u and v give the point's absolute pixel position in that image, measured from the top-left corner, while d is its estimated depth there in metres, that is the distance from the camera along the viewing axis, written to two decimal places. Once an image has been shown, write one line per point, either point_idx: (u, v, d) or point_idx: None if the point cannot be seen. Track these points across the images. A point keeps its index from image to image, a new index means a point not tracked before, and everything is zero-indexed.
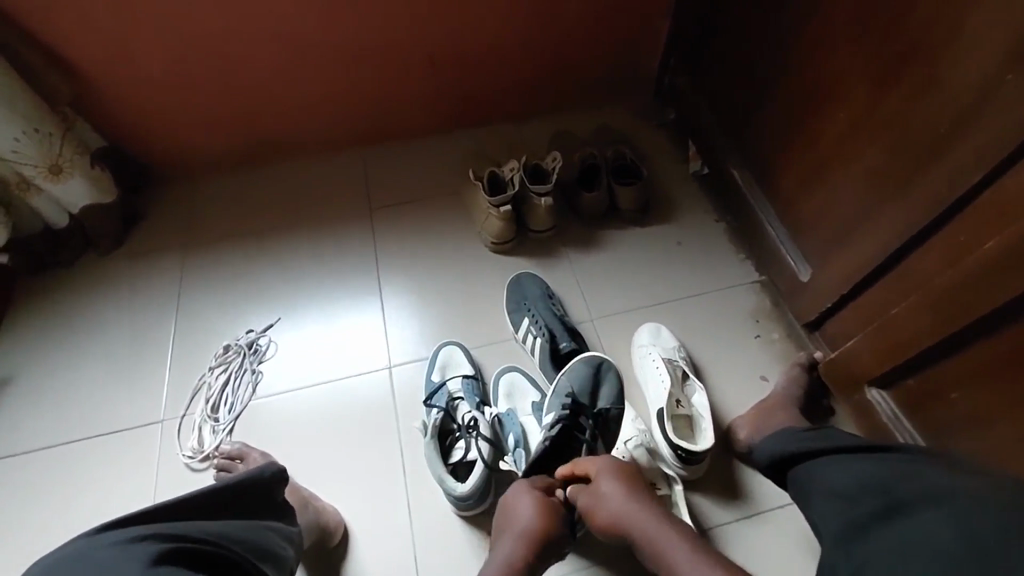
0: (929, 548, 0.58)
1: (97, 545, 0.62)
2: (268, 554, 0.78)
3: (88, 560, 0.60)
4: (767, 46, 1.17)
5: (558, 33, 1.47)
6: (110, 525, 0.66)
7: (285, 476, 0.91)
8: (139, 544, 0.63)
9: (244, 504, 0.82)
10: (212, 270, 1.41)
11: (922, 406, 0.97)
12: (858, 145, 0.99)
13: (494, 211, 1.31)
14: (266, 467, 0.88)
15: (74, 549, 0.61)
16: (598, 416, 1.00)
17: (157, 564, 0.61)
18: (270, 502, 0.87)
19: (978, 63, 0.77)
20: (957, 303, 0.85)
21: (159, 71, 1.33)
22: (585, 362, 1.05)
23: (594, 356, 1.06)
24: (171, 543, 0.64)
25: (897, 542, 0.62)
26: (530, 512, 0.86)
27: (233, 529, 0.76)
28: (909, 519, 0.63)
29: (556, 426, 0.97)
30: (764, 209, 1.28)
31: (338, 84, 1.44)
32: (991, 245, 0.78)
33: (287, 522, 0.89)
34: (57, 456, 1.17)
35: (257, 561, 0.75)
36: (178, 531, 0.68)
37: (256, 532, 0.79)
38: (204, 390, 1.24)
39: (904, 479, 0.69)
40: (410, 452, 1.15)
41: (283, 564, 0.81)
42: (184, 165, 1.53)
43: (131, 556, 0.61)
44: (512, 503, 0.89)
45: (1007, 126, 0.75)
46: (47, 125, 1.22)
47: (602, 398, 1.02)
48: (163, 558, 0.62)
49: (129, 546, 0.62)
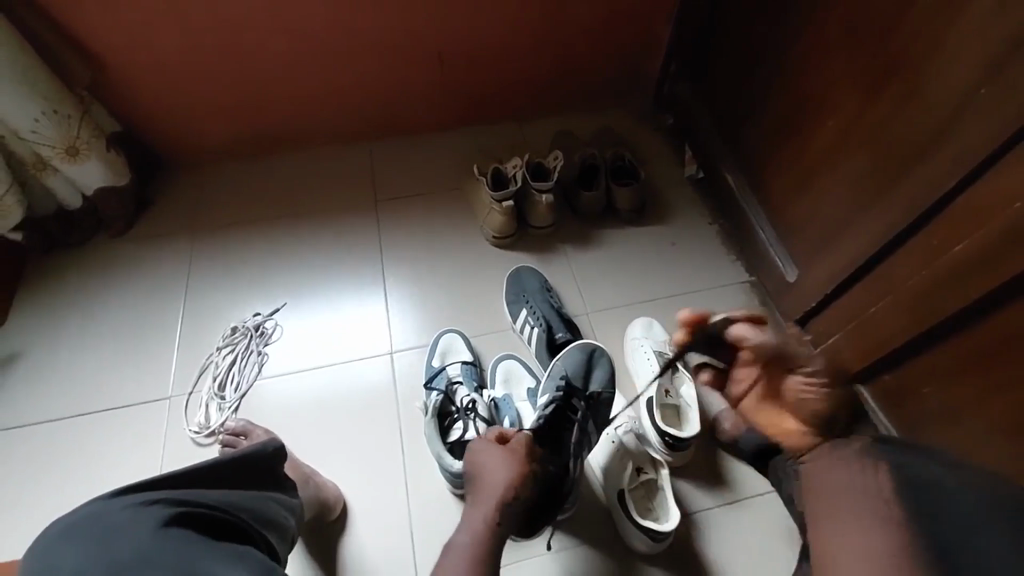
0: None
1: (113, 507, 0.66)
2: (272, 523, 0.82)
3: (103, 521, 0.64)
4: (763, 55, 1.23)
5: (564, 37, 1.52)
6: (125, 489, 0.70)
7: (285, 453, 0.94)
8: (149, 508, 0.67)
9: (250, 475, 0.86)
10: (220, 255, 1.45)
11: (898, 400, 1.03)
12: (845, 152, 1.05)
13: (497, 205, 1.36)
14: (267, 442, 0.90)
15: (90, 511, 0.66)
16: (590, 397, 1.05)
17: (168, 526, 0.65)
18: (272, 475, 0.90)
19: (956, 78, 0.83)
20: (931, 302, 0.90)
21: (177, 59, 1.37)
22: (579, 349, 1.12)
23: (587, 344, 1.13)
24: (179, 509, 0.68)
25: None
26: (496, 468, 0.88)
27: (238, 500, 0.79)
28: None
29: (550, 406, 1.00)
30: (755, 212, 1.33)
31: (349, 78, 1.48)
32: (962, 247, 0.84)
33: (289, 493, 0.92)
34: (67, 428, 1.21)
35: (261, 530, 0.79)
36: (188, 496, 0.71)
37: (261, 502, 0.82)
38: (211, 369, 1.28)
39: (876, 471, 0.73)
40: (409, 434, 1.19)
41: (286, 534, 0.85)
42: (195, 151, 1.57)
43: (142, 519, 0.65)
44: (479, 464, 0.90)
45: (979, 138, 0.81)
46: (66, 108, 1.26)
47: (594, 381, 1.08)
48: (173, 522, 0.66)
49: (140, 510, 0.66)
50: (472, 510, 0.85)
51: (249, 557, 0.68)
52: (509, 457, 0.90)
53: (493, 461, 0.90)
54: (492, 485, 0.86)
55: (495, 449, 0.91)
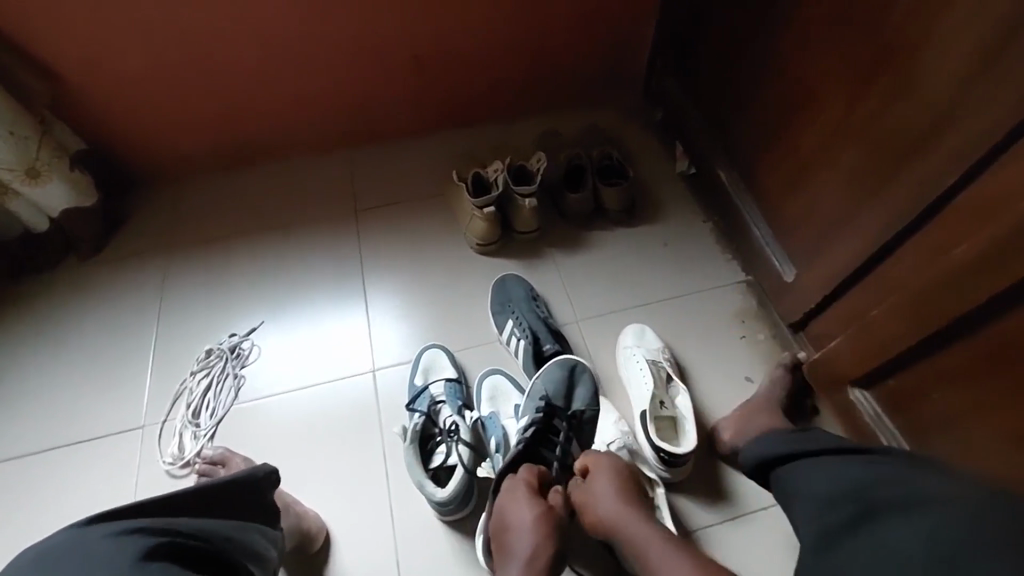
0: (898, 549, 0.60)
1: (86, 537, 0.62)
2: (255, 555, 0.77)
3: (75, 554, 0.59)
4: (750, 44, 1.16)
5: (543, 33, 1.45)
6: (97, 518, 0.65)
7: (272, 479, 0.88)
8: (131, 537, 0.62)
9: (236, 505, 0.80)
10: (194, 274, 1.39)
11: (904, 405, 0.97)
12: (839, 145, 0.99)
13: (478, 212, 1.30)
14: (259, 467, 0.86)
15: (64, 538, 0.62)
16: (577, 422, 1.01)
17: (146, 560, 0.60)
18: (258, 505, 0.83)
19: (956, 62, 0.76)
20: (936, 304, 0.84)
21: (138, 72, 1.31)
22: (559, 365, 1.07)
23: (567, 359, 1.08)
24: (162, 539, 0.64)
25: (869, 555, 0.62)
26: (527, 518, 0.83)
27: (223, 528, 0.74)
28: (879, 529, 0.63)
29: (531, 429, 0.97)
30: (750, 210, 1.27)
31: (321, 84, 1.42)
32: (968, 245, 0.78)
33: (272, 525, 0.85)
34: (36, 463, 1.16)
35: (244, 562, 0.74)
36: (169, 524, 0.67)
37: (244, 533, 0.76)
38: (186, 395, 1.22)
39: (881, 484, 0.68)
40: (393, 457, 1.14)
41: (268, 565, 0.80)
42: (166, 167, 1.51)
43: (123, 549, 0.60)
44: (507, 517, 0.85)
45: (983, 127, 0.74)
46: (24, 128, 1.20)
47: (576, 400, 1.03)
48: (151, 555, 0.61)
49: (121, 539, 0.62)
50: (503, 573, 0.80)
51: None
52: (546, 514, 0.84)
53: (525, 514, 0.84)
54: (527, 545, 0.81)
55: (530, 501, 0.85)
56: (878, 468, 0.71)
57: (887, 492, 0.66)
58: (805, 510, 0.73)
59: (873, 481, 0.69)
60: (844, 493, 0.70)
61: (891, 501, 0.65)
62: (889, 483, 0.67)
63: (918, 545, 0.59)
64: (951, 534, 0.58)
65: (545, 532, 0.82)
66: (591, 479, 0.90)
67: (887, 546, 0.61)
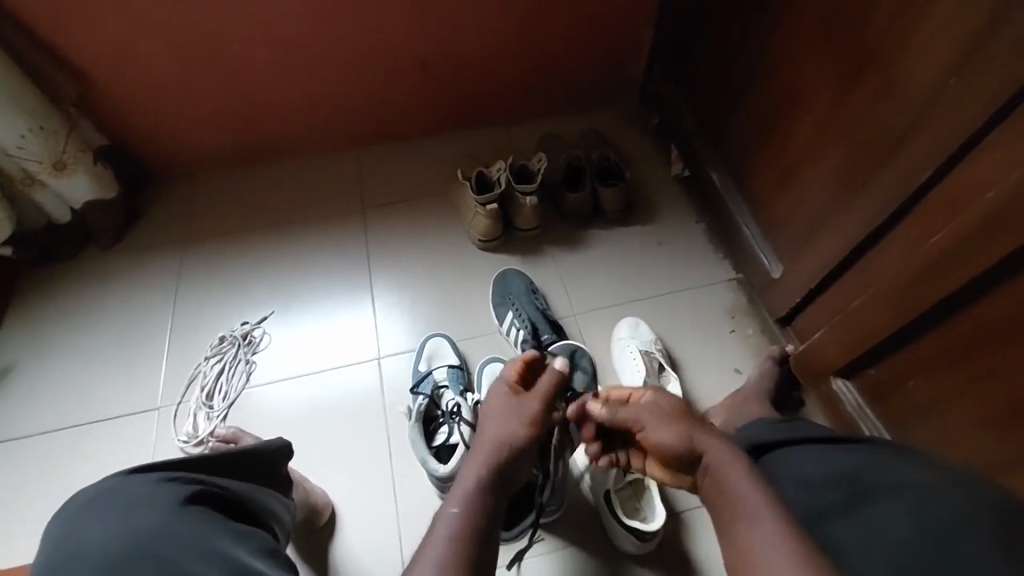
0: (892, 533, 0.64)
1: (131, 483, 0.69)
2: (275, 515, 0.82)
3: (123, 496, 0.66)
4: (741, 53, 1.23)
5: (546, 40, 1.52)
6: (139, 468, 0.71)
7: (291, 453, 0.93)
8: (169, 485, 0.69)
9: (258, 470, 0.85)
10: (209, 265, 1.45)
11: (884, 393, 1.02)
12: (822, 147, 1.05)
13: (482, 209, 1.37)
14: (273, 441, 0.90)
15: (111, 484, 0.69)
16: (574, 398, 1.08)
17: (185, 504, 0.67)
18: (275, 477, 0.88)
19: (928, 71, 0.83)
20: (909, 295, 0.90)
21: (162, 72, 1.38)
22: (560, 349, 1.13)
23: (568, 344, 1.15)
24: (198, 487, 0.70)
25: (865, 535, 0.66)
26: (505, 422, 0.86)
27: (247, 487, 0.79)
28: (871, 509, 0.68)
29: None
30: (740, 210, 1.33)
31: (334, 86, 1.49)
32: (938, 240, 0.84)
33: (287, 495, 0.91)
34: (57, 441, 1.21)
35: (266, 520, 0.79)
36: (203, 475, 0.73)
37: (267, 495, 0.81)
38: (200, 379, 1.28)
39: (872, 469, 0.72)
40: (396, 438, 1.19)
41: (284, 527, 0.85)
42: (182, 163, 1.58)
43: (164, 495, 0.67)
44: (489, 420, 0.88)
45: (950, 130, 0.81)
46: (52, 123, 1.26)
47: (576, 382, 1.11)
48: (191, 500, 0.68)
49: (162, 486, 0.68)
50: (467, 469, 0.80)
51: (256, 538, 0.69)
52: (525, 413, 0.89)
53: (503, 418, 0.88)
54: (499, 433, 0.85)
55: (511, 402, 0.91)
56: (863, 455, 0.75)
57: (872, 474, 0.71)
58: (793, 491, 0.77)
59: (863, 466, 0.73)
60: (836, 475, 0.74)
61: (879, 482, 0.70)
62: (873, 467, 0.72)
63: (912, 530, 0.63)
64: (939, 516, 0.63)
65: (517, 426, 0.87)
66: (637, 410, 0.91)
67: (880, 525, 0.66)
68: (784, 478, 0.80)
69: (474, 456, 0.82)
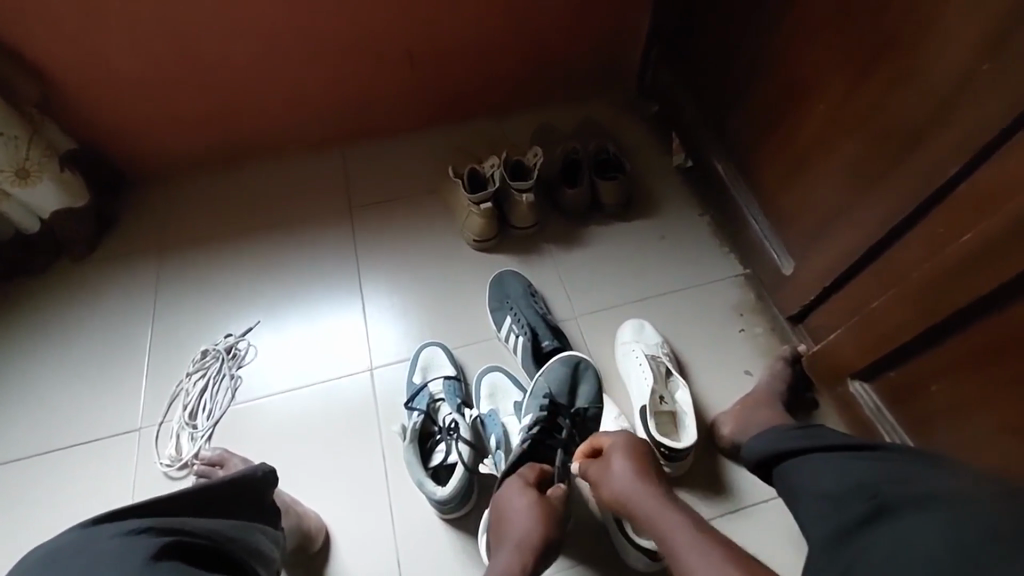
0: (916, 544, 0.55)
1: (93, 537, 0.61)
2: (260, 554, 0.76)
3: (81, 555, 0.58)
4: (747, 34, 1.15)
5: (539, 25, 1.43)
6: (102, 518, 0.64)
7: (276, 479, 0.87)
8: (138, 537, 0.61)
9: (242, 503, 0.79)
10: (188, 274, 1.38)
11: (903, 396, 0.96)
12: (837, 136, 0.98)
13: (475, 208, 1.30)
14: (259, 467, 0.85)
15: (69, 539, 0.61)
16: (579, 415, 1.03)
17: (156, 559, 0.59)
18: (260, 505, 0.82)
19: (957, 53, 0.76)
20: (936, 297, 0.84)
21: (128, 69, 1.29)
22: (563, 362, 1.08)
23: (572, 356, 1.08)
24: (169, 538, 0.63)
25: (885, 549, 0.57)
26: (522, 511, 0.87)
27: (227, 528, 0.73)
28: (896, 523, 0.59)
29: (535, 425, 0.99)
30: (747, 203, 1.26)
31: (313, 79, 1.40)
32: (970, 237, 0.77)
33: (273, 525, 0.85)
34: (33, 467, 1.15)
35: (249, 562, 0.73)
36: (175, 523, 0.66)
37: (248, 532, 0.76)
38: (182, 397, 1.22)
39: (897, 480, 0.64)
40: (392, 454, 1.14)
41: (271, 565, 0.79)
42: (157, 165, 1.49)
43: (130, 550, 0.59)
44: (506, 505, 0.89)
45: (983, 118, 0.74)
46: (13, 128, 1.18)
47: (581, 397, 1.05)
48: (162, 554, 0.60)
49: (129, 539, 0.61)
50: (498, 555, 0.85)
51: None
52: (540, 501, 0.88)
53: (518, 507, 0.88)
54: (519, 530, 0.85)
55: (524, 489, 0.90)
56: (888, 465, 0.68)
57: (898, 486, 0.63)
58: (815, 509, 0.70)
59: (889, 478, 0.65)
60: (859, 488, 0.66)
61: (905, 492, 0.62)
62: (898, 477, 0.65)
63: (937, 538, 0.54)
64: (968, 525, 0.53)
65: (535, 523, 0.86)
66: (607, 456, 0.91)
67: (903, 537, 0.57)
68: (807, 495, 0.73)
69: (503, 545, 0.86)
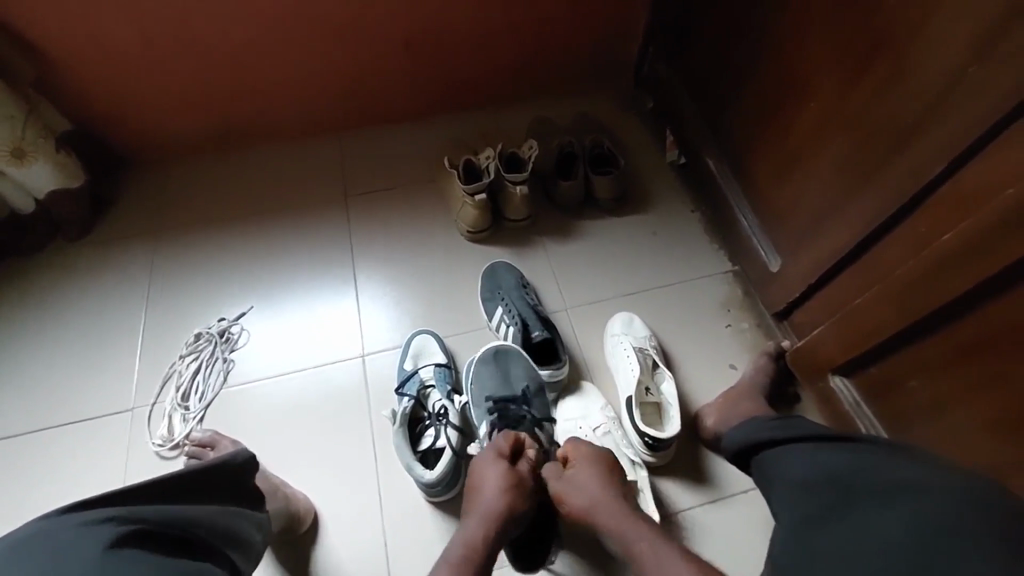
0: (878, 539, 0.59)
1: (56, 527, 0.59)
2: (232, 542, 0.75)
3: (43, 542, 0.57)
4: (741, 34, 1.17)
5: (538, 18, 1.44)
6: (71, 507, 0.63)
7: (253, 464, 0.86)
8: (100, 526, 0.60)
9: (216, 490, 0.78)
10: (183, 257, 1.39)
11: (882, 392, 0.99)
12: (826, 136, 1.00)
13: (469, 199, 1.31)
14: (234, 454, 0.83)
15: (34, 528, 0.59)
16: (524, 398, 1.09)
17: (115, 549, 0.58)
18: (234, 491, 0.82)
19: (943, 58, 0.78)
20: (914, 295, 0.86)
21: (124, 53, 1.29)
22: (485, 361, 1.13)
23: (489, 350, 1.14)
24: (132, 528, 0.61)
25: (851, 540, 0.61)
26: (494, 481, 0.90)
27: (199, 515, 0.72)
28: (865, 516, 0.62)
29: (495, 431, 1.05)
30: (738, 201, 1.28)
31: (312, 66, 1.41)
32: (949, 237, 0.79)
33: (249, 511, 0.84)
34: (26, 444, 1.16)
35: (219, 549, 0.72)
36: (140, 512, 0.64)
37: (221, 520, 0.75)
38: (175, 378, 1.23)
39: (867, 473, 0.66)
40: (382, 440, 1.16)
41: (244, 552, 0.78)
42: (153, 149, 1.50)
43: (89, 540, 0.58)
44: (479, 475, 0.92)
45: (965, 122, 0.76)
46: (9, 107, 1.18)
47: (517, 378, 1.12)
48: (120, 545, 0.59)
49: (90, 528, 0.60)
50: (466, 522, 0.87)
51: None
52: (511, 473, 0.91)
53: (491, 477, 0.91)
54: (485, 501, 0.88)
55: (497, 461, 0.93)
56: (863, 457, 0.69)
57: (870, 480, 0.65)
58: (786, 499, 0.72)
59: (861, 469, 0.67)
60: (832, 480, 0.68)
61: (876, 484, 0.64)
62: (869, 470, 0.66)
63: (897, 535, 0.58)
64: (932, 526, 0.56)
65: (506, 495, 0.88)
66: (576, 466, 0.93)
67: (869, 534, 0.60)
68: (779, 482, 0.75)
69: (473, 511, 0.88)
